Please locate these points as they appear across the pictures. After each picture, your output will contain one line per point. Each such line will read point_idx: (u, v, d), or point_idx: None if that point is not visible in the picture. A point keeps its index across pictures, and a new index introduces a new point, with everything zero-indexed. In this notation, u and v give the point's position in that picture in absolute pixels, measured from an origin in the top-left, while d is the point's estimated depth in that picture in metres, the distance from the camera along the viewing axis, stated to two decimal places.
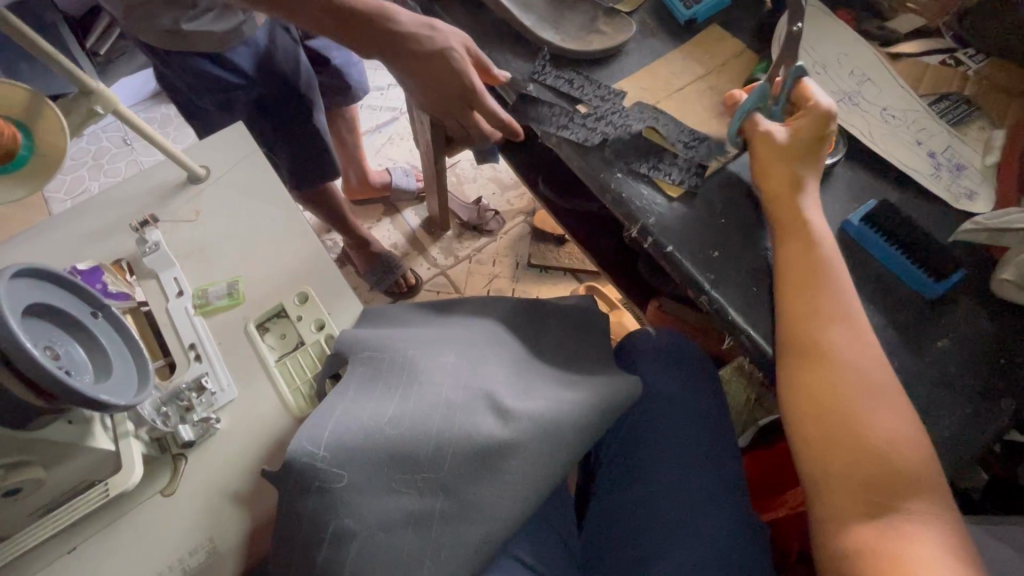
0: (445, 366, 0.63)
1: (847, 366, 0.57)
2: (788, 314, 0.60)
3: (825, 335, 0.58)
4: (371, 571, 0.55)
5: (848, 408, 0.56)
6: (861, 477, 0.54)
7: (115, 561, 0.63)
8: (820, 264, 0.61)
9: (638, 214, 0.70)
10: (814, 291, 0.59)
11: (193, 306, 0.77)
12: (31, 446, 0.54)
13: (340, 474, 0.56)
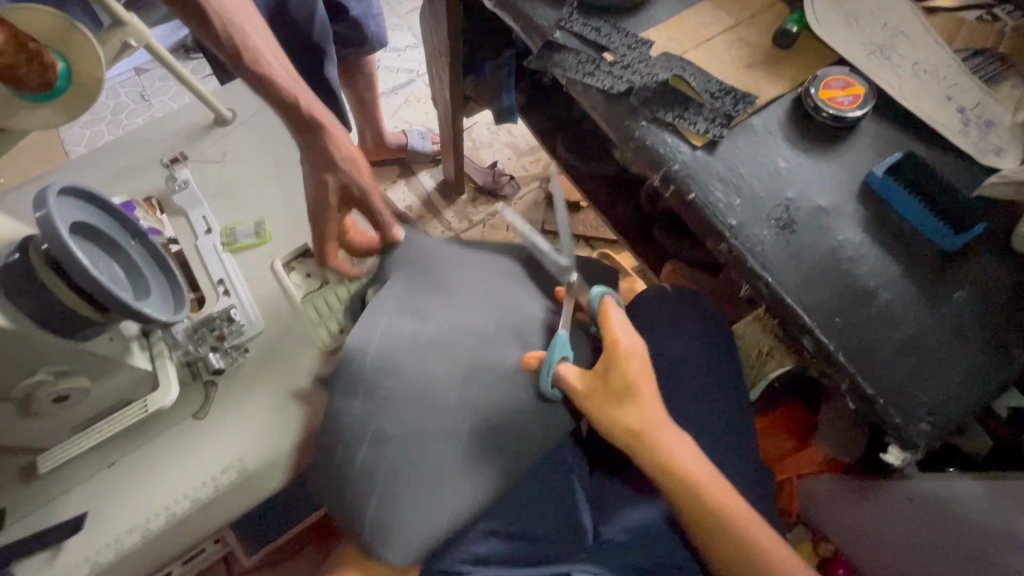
0: (475, 294, 0.74)
1: (682, 454, 0.62)
2: (624, 423, 0.63)
3: (644, 413, 0.63)
4: (405, 467, 0.64)
5: (670, 467, 0.61)
6: (709, 527, 0.60)
7: (150, 477, 0.66)
8: (640, 377, 0.64)
9: (662, 161, 0.71)
10: (635, 399, 0.64)
11: (221, 243, 0.79)
12: (77, 356, 0.56)
13: (385, 374, 0.67)
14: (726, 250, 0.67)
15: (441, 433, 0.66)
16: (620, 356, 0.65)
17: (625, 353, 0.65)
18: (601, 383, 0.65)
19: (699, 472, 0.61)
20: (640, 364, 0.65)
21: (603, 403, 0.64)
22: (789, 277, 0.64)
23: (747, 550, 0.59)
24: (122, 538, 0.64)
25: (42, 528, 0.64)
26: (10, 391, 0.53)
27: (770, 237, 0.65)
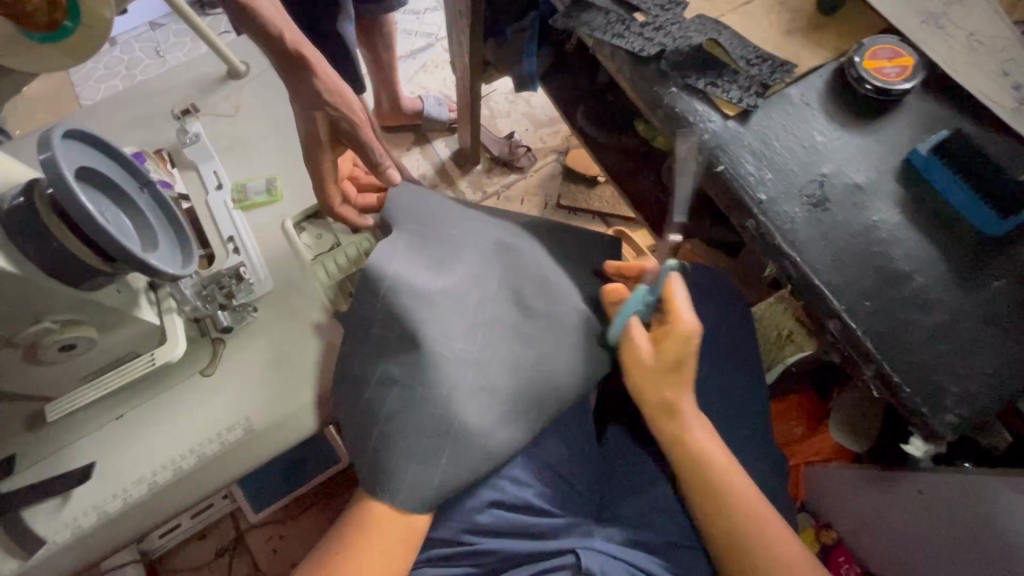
0: (480, 253, 0.70)
1: (700, 436, 0.62)
2: (643, 392, 0.64)
3: (677, 396, 0.62)
4: (407, 417, 0.62)
5: (693, 450, 0.61)
6: (707, 506, 0.61)
7: (157, 431, 0.66)
8: (686, 355, 0.62)
9: (691, 131, 0.67)
10: (668, 375, 0.62)
11: (232, 200, 0.77)
12: (84, 306, 0.55)
13: (389, 323, 0.64)
14: (752, 226, 0.64)
15: (452, 386, 0.62)
16: (666, 333, 0.63)
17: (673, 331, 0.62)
18: (642, 355, 0.64)
19: (712, 452, 0.61)
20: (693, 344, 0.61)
21: (651, 377, 0.63)
22: (818, 257, 0.61)
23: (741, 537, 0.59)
24: (130, 489, 0.64)
25: (51, 475, 0.64)
26: (16, 337, 0.53)
27: (800, 215, 0.62)
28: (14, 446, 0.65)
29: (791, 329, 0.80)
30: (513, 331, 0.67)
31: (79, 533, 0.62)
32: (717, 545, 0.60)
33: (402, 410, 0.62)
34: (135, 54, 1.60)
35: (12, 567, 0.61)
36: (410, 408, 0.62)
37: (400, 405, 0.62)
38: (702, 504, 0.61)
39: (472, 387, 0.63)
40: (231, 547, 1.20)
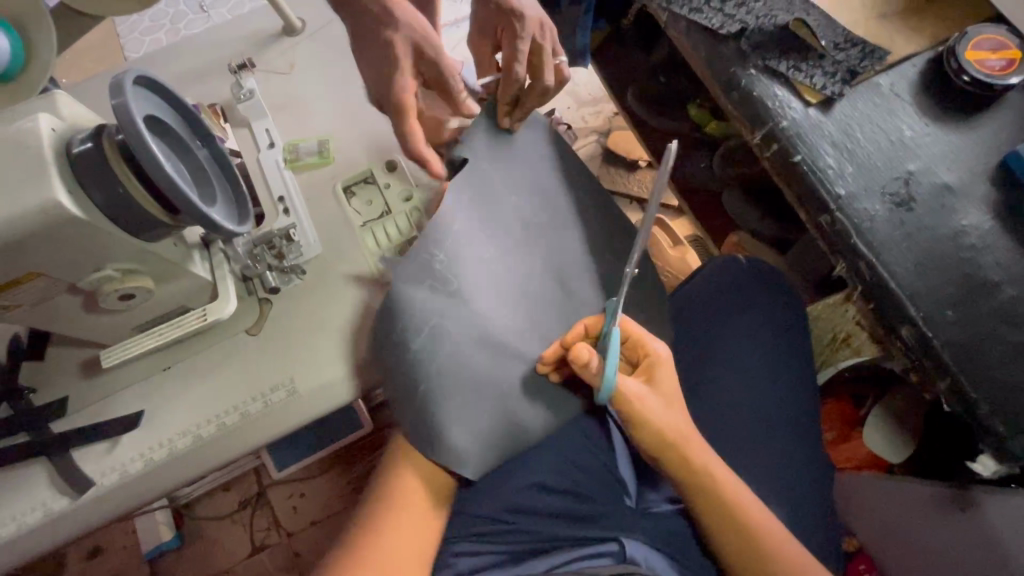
0: (532, 223, 0.72)
1: (710, 459, 0.61)
2: (662, 433, 0.60)
3: (679, 424, 0.61)
4: (450, 390, 0.61)
5: (699, 474, 0.60)
6: (727, 530, 0.59)
7: (201, 385, 0.67)
8: (666, 383, 0.63)
9: (767, 116, 0.64)
10: (672, 405, 0.61)
11: (283, 160, 0.76)
12: (143, 257, 0.55)
13: (440, 290, 0.64)
14: (824, 222, 0.61)
15: (497, 354, 0.64)
16: (653, 366, 0.63)
17: (654, 363, 0.63)
18: (646, 394, 0.61)
19: (716, 471, 0.60)
20: (670, 365, 0.63)
21: (659, 412, 0.60)
22: (894, 259, 0.58)
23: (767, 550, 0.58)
24: (175, 440, 0.65)
25: (101, 419, 0.66)
26: (78, 283, 0.53)
27: (878, 213, 0.59)
28: (67, 388, 0.67)
29: (848, 331, 0.77)
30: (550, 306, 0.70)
31: (126, 478, 0.64)
32: (744, 567, 0.59)
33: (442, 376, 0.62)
34: (179, 7, 1.55)
35: (62, 504, 0.63)
36: (453, 373, 0.62)
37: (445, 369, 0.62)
38: (723, 527, 0.59)
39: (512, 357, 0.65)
40: (253, 501, 1.23)
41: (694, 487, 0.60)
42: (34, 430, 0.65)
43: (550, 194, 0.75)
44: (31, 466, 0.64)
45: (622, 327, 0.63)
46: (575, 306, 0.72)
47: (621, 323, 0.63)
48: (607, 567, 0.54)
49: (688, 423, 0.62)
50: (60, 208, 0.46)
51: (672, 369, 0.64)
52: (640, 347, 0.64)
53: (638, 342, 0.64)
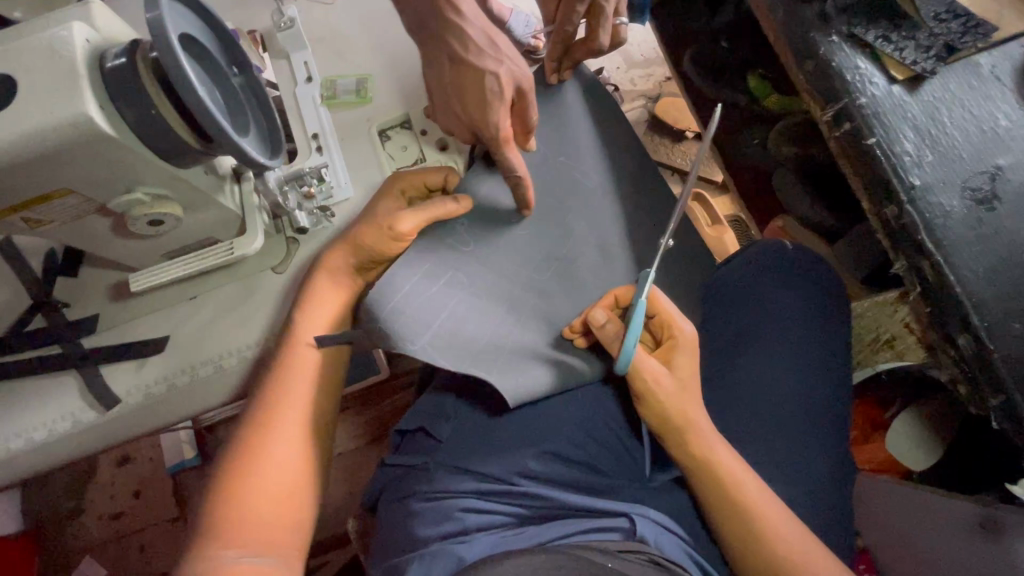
0: (568, 186, 0.70)
1: (723, 449, 0.59)
2: (668, 418, 0.59)
3: (690, 411, 0.59)
4: (472, 334, 0.60)
5: (706, 456, 0.58)
6: (730, 518, 0.57)
7: (224, 318, 0.67)
8: (685, 364, 0.61)
9: (844, 91, 0.58)
10: (687, 390, 0.60)
11: (320, 95, 0.73)
12: (174, 185, 0.54)
13: (467, 241, 0.64)
14: (890, 213, 0.56)
15: (522, 314, 0.64)
16: (673, 345, 0.62)
17: (677, 345, 0.62)
18: (663, 373, 0.60)
19: (723, 456, 0.58)
20: (691, 347, 0.62)
21: (672, 396, 0.59)
22: (965, 260, 0.53)
23: (768, 540, 0.56)
24: (198, 368, 0.66)
25: (130, 340, 0.67)
26: (109, 205, 0.52)
27: (955, 209, 0.54)
28: (98, 306, 0.68)
29: (893, 334, 0.73)
30: (574, 273, 0.67)
31: (150, 399, 0.65)
32: (743, 550, 0.57)
33: (457, 318, 0.60)
34: None
35: (91, 416, 0.65)
36: (468, 321, 0.60)
37: (469, 320, 0.61)
38: (725, 514, 0.57)
39: (531, 320, 0.64)
40: None
41: (699, 466, 0.58)
42: (67, 343, 0.67)
43: (584, 162, 0.72)
44: (63, 377, 0.66)
45: (651, 302, 0.62)
46: (607, 274, 0.69)
47: (650, 297, 0.62)
48: (613, 542, 0.53)
49: (704, 411, 0.60)
50: (90, 123, 0.44)
51: (695, 353, 0.62)
52: (668, 324, 0.62)
53: (663, 320, 0.63)
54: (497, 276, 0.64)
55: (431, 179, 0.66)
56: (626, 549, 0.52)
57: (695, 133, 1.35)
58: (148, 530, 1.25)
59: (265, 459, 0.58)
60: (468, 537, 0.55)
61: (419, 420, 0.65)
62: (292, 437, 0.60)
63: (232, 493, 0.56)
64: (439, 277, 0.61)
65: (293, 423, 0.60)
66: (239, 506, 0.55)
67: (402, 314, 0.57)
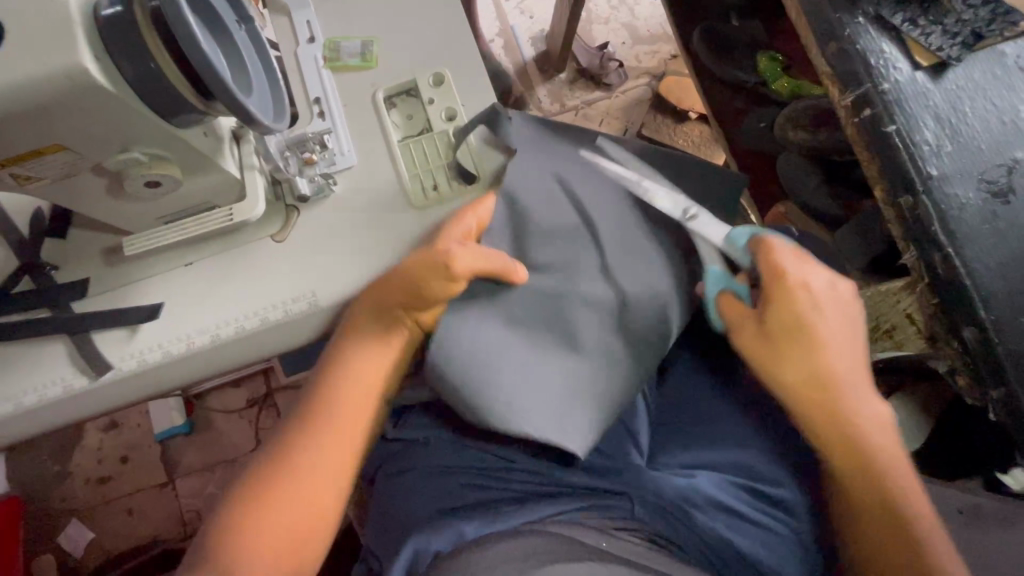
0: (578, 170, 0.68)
1: (872, 417, 0.57)
2: (823, 374, 0.57)
3: (855, 392, 0.57)
4: (519, 376, 0.60)
5: (843, 411, 0.57)
6: (851, 477, 0.57)
7: (222, 285, 0.65)
8: (817, 321, 0.58)
9: (866, 76, 0.57)
10: (841, 346, 0.58)
11: (323, 58, 0.71)
12: (173, 144, 0.51)
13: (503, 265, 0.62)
14: (905, 204, 0.56)
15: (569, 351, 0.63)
16: (790, 296, 0.58)
17: (797, 285, 0.58)
18: (761, 339, 0.59)
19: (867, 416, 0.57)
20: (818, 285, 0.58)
21: (771, 350, 0.59)
22: (976, 254, 0.53)
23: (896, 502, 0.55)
24: (194, 337, 0.64)
25: (123, 305, 0.65)
26: (104, 163, 0.50)
27: (971, 201, 0.54)
28: (89, 270, 0.66)
29: (894, 323, 0.72)
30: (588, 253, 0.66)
31: (144, 366, 0.64)
32: (865, 505, 0.56)
33: (506, 359, 0.61)
34: None
35: (81, 382, 0.63)
36: (511, 362, 0.61)
37: (518, 361, 0.61)
38: (852, 470, 0.57)
39: (580, 355, 0.63)
40: (261, 400, 1.28)
41: (829, 416, 0.57)
42: (58, 307, 0.65)
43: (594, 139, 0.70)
44: (54, 340, 0.64)
45: (766, 250, 0.60)
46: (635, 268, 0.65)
47: (765, 248, 0.60)
48: (611, 519, 0.54)
49: (861, 368, 0.59)
50: (86, 75, 0.42)
51: (829, 292, 0.59)
52: (779, 268, 0.59)
53: (782, 271, 0.59)
54: (535, 297, 0.63)
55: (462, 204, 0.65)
56: (624, 527, 0.53)
57: (698, 114, 1.32)
58: (135, 495, 1.25)
59: (301, 466, 0.57)
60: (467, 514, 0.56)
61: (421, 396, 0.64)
62: (328, 454, 0.58)
63: (264, 476, 0.56)
64: (485, 319, 0.62)
65: (333, 445, 0.58)
66: (254, 521, 0.54)
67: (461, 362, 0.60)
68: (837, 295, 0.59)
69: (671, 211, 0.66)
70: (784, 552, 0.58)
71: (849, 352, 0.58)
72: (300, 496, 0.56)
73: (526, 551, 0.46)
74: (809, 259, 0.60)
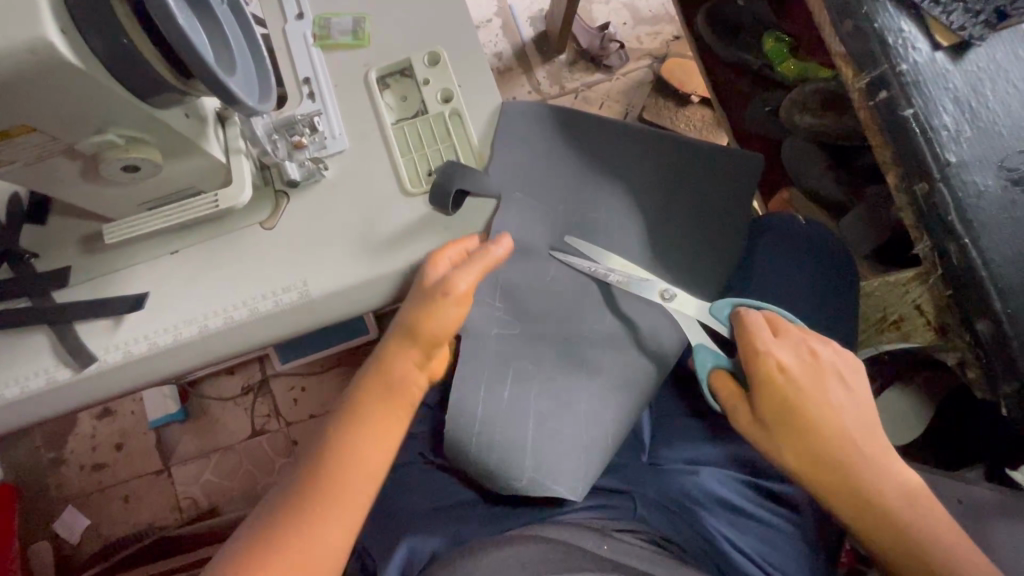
0: (572, 180, 0.69)
1: (894, 475, 0.53)
2: (824, 440, 0.53)
3: (856, 462, 0.53)
4: (519, 420, 0.61)
5: (847, 470, 0.53)
6: (887, 547, 0.52)
7: (210, 275, 0.63)
8: (805, 402, 0.54)
9: (883, 56, 0.54)
10: (834, 406, 0.54)
11: (312, 35, 0.67)
12: (151, 126, 0.48)
13: (504, 308, 0.64)
14: (920, 191, 0.53)
15: (569, 389, 0.64)
16: (775, 379, 0.55)
17: (775, 354, 0.56)
18: (757, 426, 0.56)
19: (879, 468, 0.53)
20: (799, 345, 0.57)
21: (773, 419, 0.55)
22: (993, 244, 0.51)
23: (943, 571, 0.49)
24: (181, 328, 0.62)
25: (107, 295, 0.63)
26: (78, 146, 0.47)
27: (989, 189, 0.51)
28: (70, 259, 0.64)
29: (901, 314, 0.68)
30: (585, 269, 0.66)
31: (129, 358, 0.62)
32: (897, 558, 0.51)
33: (511, 408, 0.61)
34: None
35: (65, 373, 0.61)
36: (514, 411, 0.61)
37: (521, 405, 0.62)
38: (871, 525, 0.52)
39: (582, 398, 0.64)
40: (255, 388, 1.26)
41: (826, 479, 0.53)
42: (39, 295, 0.63)
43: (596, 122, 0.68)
44: (35, 331, 0.62)
45: (743, 330, 0.58)
46: (634, 304, 0.67)
47: (741, 324, 0.58)
48: (613, 522, 0.54)
49: (866, 428, 0.54)
50: (51, 50, 0.39)
51: (813, 374, 0.55)
52: (756, 361, 0.56)
53: (758, 348, 0.56)
54: (534, 335, 0.65)
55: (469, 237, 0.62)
56: (625, 528, 0.53)
57: (701, 98, 1.29)
58: (130, 483, 1.24)
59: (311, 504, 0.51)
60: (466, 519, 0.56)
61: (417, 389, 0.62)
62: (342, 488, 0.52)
63: (247, 559, 0.48)
64: (487, 371, 0.62)
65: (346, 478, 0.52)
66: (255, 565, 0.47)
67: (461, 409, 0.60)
68: (821, 367, 0.56)
69: (649, 295, 0.66)
70: (794, 555, 0.58)
71: (846, 419, 0.54)
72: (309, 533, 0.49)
73: (521, 561, 0.45)
74: (789, 337, 0.57)
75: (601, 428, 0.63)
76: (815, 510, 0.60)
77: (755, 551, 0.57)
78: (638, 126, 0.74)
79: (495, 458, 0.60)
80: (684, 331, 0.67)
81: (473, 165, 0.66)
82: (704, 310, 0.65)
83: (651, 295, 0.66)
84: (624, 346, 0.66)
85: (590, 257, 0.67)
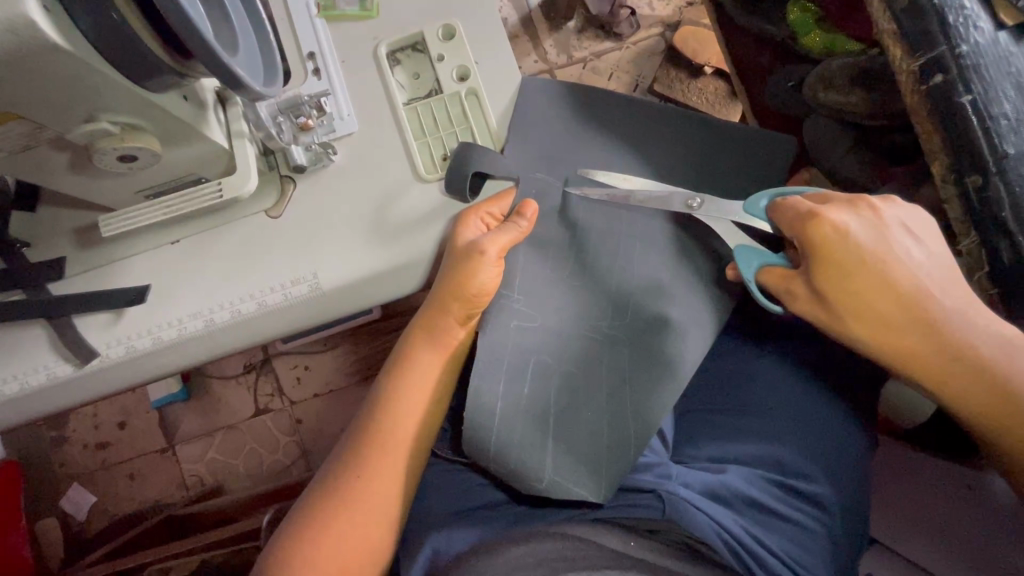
0: (594, 165, 0.65)
1: (978, 322, 0.49)
2: (907, 297, 0.50)
3: (939, 319, 0.49)
4: (543, 419, 0.60)
5: (937, 325, 0.49)
6: (976, 411, 0.50)
7: (214, 265, 0.60)
8: (866, 266, 0.51)
9: (942, 36, 0.50)
10: (911, 267, 0.51)
11: (315, 5, 0.62)
12: (149, 112, 0.44)
13: (525, 303, 0.61)
14: (972, 183, 0.50)
15: (592, 385, 0.62)
16: (832, 246, 0.51)
17: (830, 218, 0.52)
18: (813, 302, 0.53)
19: (975, 327, 0.49)
20: (853, 216, 0.53)
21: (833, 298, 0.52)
22: None
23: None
24: (185, 322, 0.59)
25: (106, 287, 0.60)
26: (69, 136, 0.43)
27: None
28: (64, 250, 0.60)
29: None
30: (606, 260, 0.64)
31: (133, 353, 0.59)
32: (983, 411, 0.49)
33: (533, 406, 0.60)
34: None
35: (66, 369, 0.58)
36: (536, 410, 0.60)
37: (543, 400, 0.60)
38: (968, 386, 0.49)
39: (606, 394, 0.62)
40: (258, 367, 1.24)
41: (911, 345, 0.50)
42: (32, 288, 0.59)
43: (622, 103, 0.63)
44: (31, 325, 0.59)
45: (780, 207, 0.56)
46: (661, 298, 0.64)
47: (778, 205, 0.56)
48: (643, 519, 0.51)
49: (942, 274, 0.51)
50: (36, 30, 0.35)
51: (877, 234, 0.52)
52: (812, 231, 0.52)
53: (814, 211, 0.53)
54: (556, 329, 0.62)
55: (492, 207, 0.61)
56: (656, 526, 0.51)
57: (715, 69, 1.22)
58: (135, 462, 1.23)
59: (353, 488, 0.55)
60: (488, 523, 0.54)
61: (434, 388, 0.60)
62: (380, 470, 0.56)
63: (299, 536, 0.53)
64: (506, 368, 0.60)
65: (384, 465, 0.56)
66: (310, 541, 0.52)
67: (479, 408, 0.58)
68: (887, 224, 0.53)
69: (673, 206, 0.62)
70: (820, 552, 0.57)
71: (918, 269, 0.51)
72: (354, 514, 0.54)
73: (539, 560, 0.43)
74: (845, 199, 0.54)
75: (627, 428, 0.60)
76: (839, 508, 0.60)
77: (784, 551, 0.56)
78: (661, 105, 0.69)
79: (515, 455, 0.57)
80: (709, 323, 0.64)
81: (490, 146, 0.62)
82: (739, 209, 0.60)
83: (675, 205, 0.62)
84: (647, 340, 0.63)
85: (610, 183, 0.64)
